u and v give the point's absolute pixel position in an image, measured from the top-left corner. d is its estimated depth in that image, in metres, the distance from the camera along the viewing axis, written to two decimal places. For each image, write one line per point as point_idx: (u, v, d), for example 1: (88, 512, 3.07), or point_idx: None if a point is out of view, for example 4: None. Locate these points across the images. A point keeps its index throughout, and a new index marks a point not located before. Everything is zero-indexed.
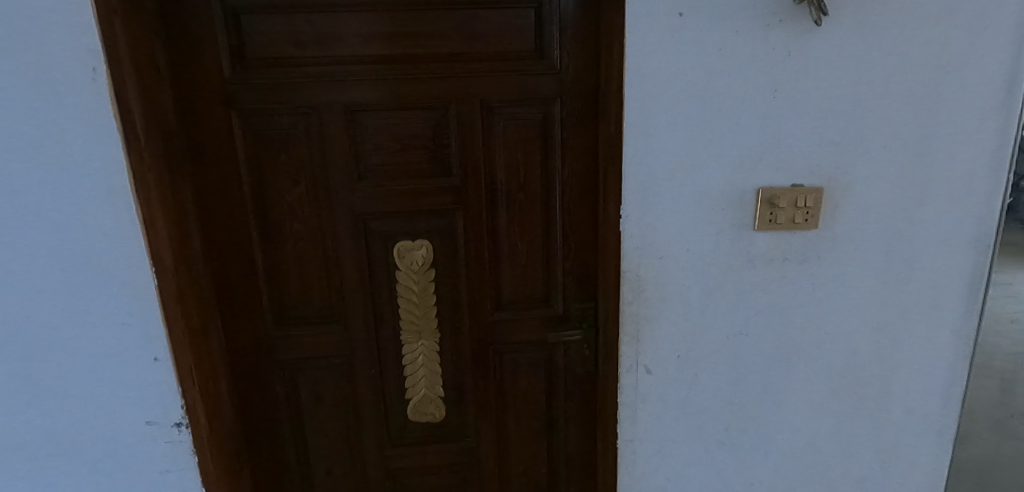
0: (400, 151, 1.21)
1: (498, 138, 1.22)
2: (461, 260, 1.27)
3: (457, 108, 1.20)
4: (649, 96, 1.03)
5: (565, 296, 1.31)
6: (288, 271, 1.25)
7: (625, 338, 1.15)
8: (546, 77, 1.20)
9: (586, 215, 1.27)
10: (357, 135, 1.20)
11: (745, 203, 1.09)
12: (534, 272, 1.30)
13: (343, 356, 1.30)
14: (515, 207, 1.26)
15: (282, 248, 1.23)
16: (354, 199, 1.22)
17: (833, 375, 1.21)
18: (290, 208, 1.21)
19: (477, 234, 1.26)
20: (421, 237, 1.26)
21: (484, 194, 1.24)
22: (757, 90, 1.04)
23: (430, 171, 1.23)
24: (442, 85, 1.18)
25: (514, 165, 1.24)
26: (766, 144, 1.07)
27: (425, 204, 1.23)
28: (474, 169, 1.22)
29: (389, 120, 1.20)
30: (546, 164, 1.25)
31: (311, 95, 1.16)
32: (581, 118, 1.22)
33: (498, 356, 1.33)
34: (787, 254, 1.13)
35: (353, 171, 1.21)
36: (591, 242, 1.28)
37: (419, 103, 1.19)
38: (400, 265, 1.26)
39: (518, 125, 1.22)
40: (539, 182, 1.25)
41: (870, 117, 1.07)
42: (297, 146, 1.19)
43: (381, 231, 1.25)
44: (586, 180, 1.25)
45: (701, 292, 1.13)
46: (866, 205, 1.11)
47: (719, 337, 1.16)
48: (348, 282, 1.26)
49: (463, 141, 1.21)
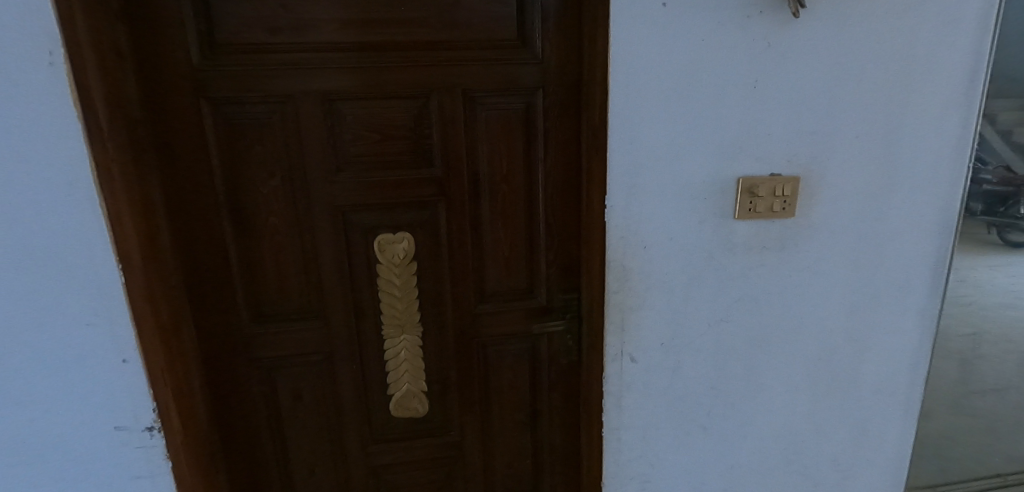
0: (380, 141, 1.18)
1: (480, 129, 1.21)
2: (444, 253, 1.25)
3: (439, 98, 1.17)
4: (634, 86, 1.04)
5: (549, 287, 1.31)
6: (264, 266, 1.20)
7: (610, 327, 1.15)
8: (529, 67, 1.19)
9: (569, 205, 1.27)
10: (335, 126, 1.16)
11: (726, 193, 1.11)
12: (517, 264, 1.29)
13: (322, 353, 1.27)
14: (498, 199, 1.25)
15: (258, 243, 1.19)
16: (334, 191, 1.18)
17: (807, 359, 1.25)
18: (266, 201, 1.17)
19: (460, 226, 1.24)
20: (402, 230, 1.23)
21: (466, 185, 1.22)
22: (737, 81, 1.06)
23: (411, 163, 1.20)
24: (423, 74, 1.16)
25: (497, 157, 1.22)
26: (747, 135, 1.08)
27: (406, 196, 1.21)
28: (456, 160, 1.20)
29: (368, 110, 1.17)
30: (529, 155, 1.24)
31: (287, 84, 1.12)
32: (564, 109, 1.22)
33: (481, 349, 1.33)
34: (766, 242, 1.15)
35: (332, 162, 1.17)
36: (574, 233, 1.28)
37: (399, 93, 1.16)
38: (380, 258, 1.23)
39: (501, 116, 1.21)
40: (522, 173, 1.24)
41: (844, 108, 1.10)
42: (272, 137, 1.14)
43: (361, 224, 1.22)
44: (569, 170, 1.25)
45: (685, 280, 1.14)
46: (841, 193, 1.14)
47: (701, 325, 1.18)
48: (327, 277, 1.22)
49: (445, 132, 1.19)
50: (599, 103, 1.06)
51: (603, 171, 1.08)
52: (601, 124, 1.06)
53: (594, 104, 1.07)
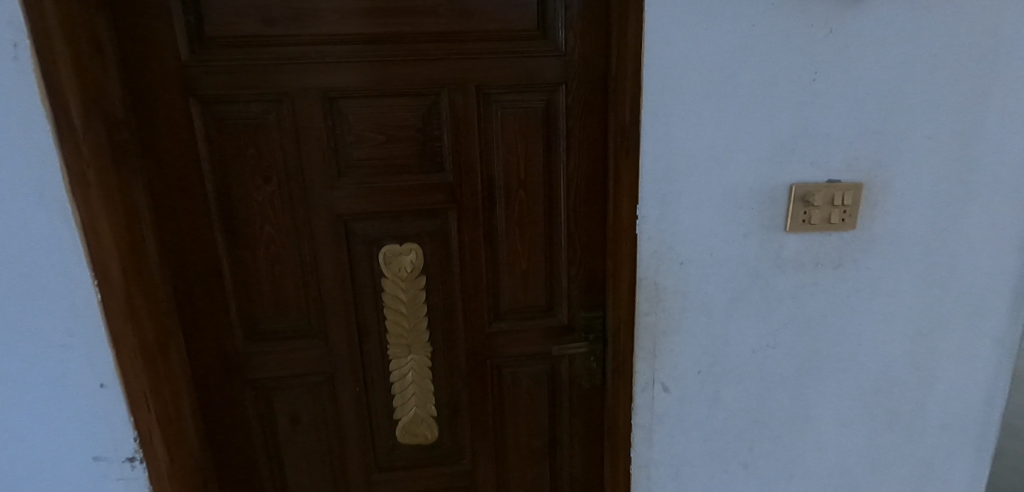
0: (386, 144, 1.07)
1: (495, 130, 1.09)
2: (455, 266, 1.14)
3: (450, 95, 1.06)
4: (671, 80, 0.90)
5: (570, 304, 1.19)
6: (260, 279, 1.11)
7: (641, 353, 1.02)
8: (550, 60, 1.07)
9: (594, 215, 1.14)
10: (336, 126, 1.06)
11: (776, 202, 0.97)
12: (535, 278, 1.17)
13: (323, 374, 1.16)
14: (516, 207, 1.13)
15: (253, 254, 1.09)
16: (335, 198, 1.08)
17: (867, 391, 1.09)
18: (260, 209, 1.07)
19: (473, 237, 1.12)
20: (409, 241, 1.12)
21: (480, 192, 1.10)
22: (791, 74, 0.92)
23: (419, 167, 1.09)
24: (432, 69, 1.04)
25: (514, 160, 1.10)
26: (801, 135, 0.94)
27: (414, 203, 1.10)
28: (469, 164, 1.09)
29: (372, 109, 1.06)
30: (550, 158, 1.12)
31: (284, 80, 1.02)
32: (589, 107, 1.09)
33: (496, 371, 1.21)
34: (821, 258, 1.00)
35: (334, 166, 1.07)
36: (598, 245, 1.16)
37: (406, 89, 1.05)
38: (386, 271, 1.13)
39: (518, 115, 1.09)
40: (542, 179, 1.12)
41: (916, 104, 0.95)
42: (267, 138, 1.04)
43: (364, 234, 1.11)
44: (593, 175, 1.12)
45: (726, 301, 1.00)
46: (909, 203, 0.99)
47: (744, 351, 1.04)
48: (328, 291, 1.12)
49: (457, 133, 1.07)
50: (630, 100, 0.93)
51: (633, 178, 0.95)
52: (632, 124, 0.93)
53: (624, 102, 0.94)
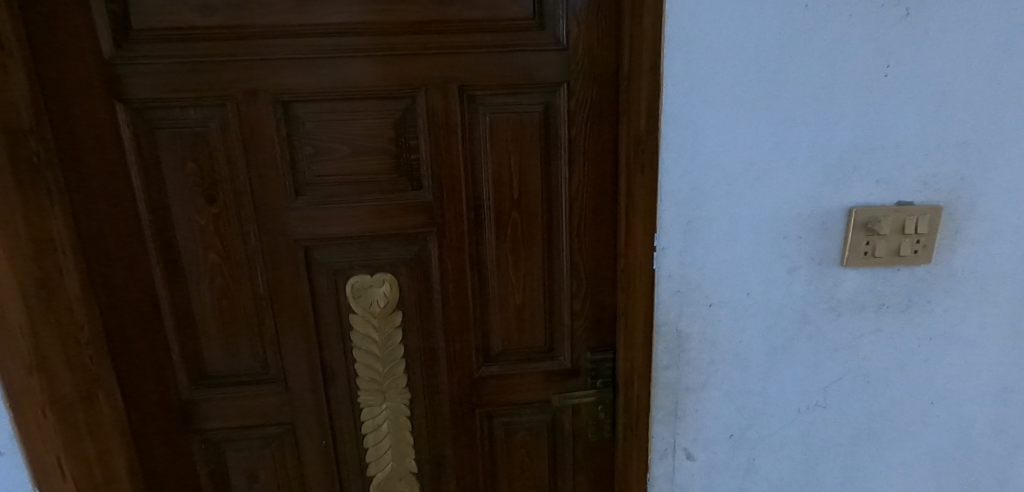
0: (353, 157, 0.90)
1: (483, 139, 0.91)
2: (437, 300, 0.96)
3: (428, 98, 0.88)
4: (700, 78, 0.71)
5: (575, 345, 1.00)
6: (206, 316, 0.94)
7: (658, 413, 0.83)
8: (550, 55, 0.88)
9: (601, 239, 0.96)
10: (293, 136, 0.88)
11: (830, 230, 0.77)
12: (532, 315, 0.99)
13: (283, 425, 0.99)
14: (509, 231, 0.94)
15: (197, 286, 0.93)
16: (292, 221, 0.90)
17: (940, 461, 0.87)
18: (204, 234, 0.90)
19: (458, 267, 0.94)
20: (382, 271, 0.95)
21: (465, 214, 0.92)
22: (852, 70, 0.72)
23: (392, 184, 0.91)
24: (407, 67, 0.86)
25: (506, 176, 0.92)
26: (863, 147, 0.75)
27: (388, 228, 0.92)
28: (452, 180, 0.91)
29: (335, 115, 0.88)
30: (549, 173, 0.93)
31: (228, 81, 0.84)
32: (597, 113, 0.91)
33: (486, 422, 1.02)
34: (886, 298, 0.80)
35: (290, 183, 0.89)
36: (607, 276, 0.98)
37: (375, 91, 0.87)
38: (355, 306, 0.95)
39: (512, 122, 0.90)
40: (540, 198, 0.94)
41: (1015, 107, 0.74)
42: (210, 150, 0.87)
43: (328, 263, 0.93)
44: (602, 193, 0.94)
45: (765, 351, 0.81)
46: (1001, 230, 0.78)
47: (788, 412, 0.84)
48: (286, 330, 0.95)
49: (435, 144, 0.89)
50: (647, 103, 0.73)
51: (652, 200, 0.75)
52: (649, 133, 0.74)
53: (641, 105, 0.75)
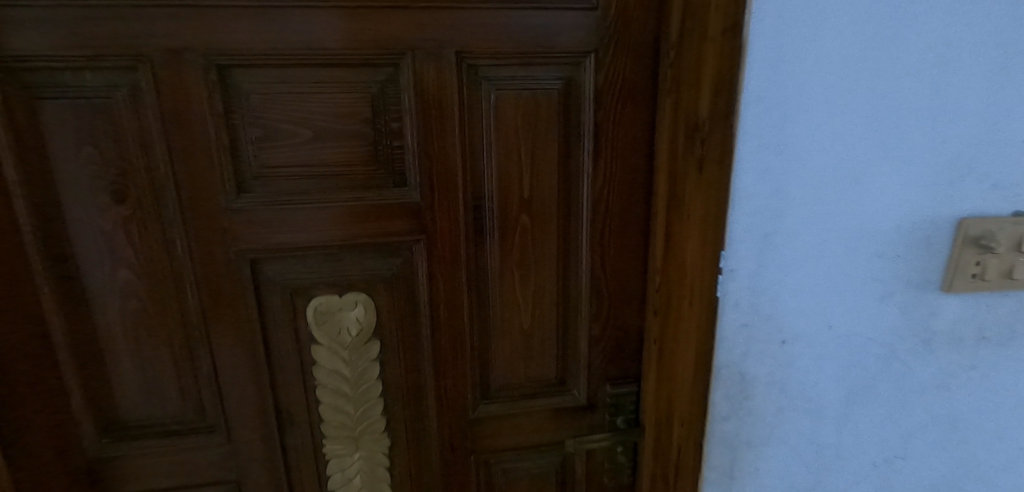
0: (315, 143, 0.68)
1: (486, 123, 0.71)
2: (425, 325, 0.76)
3: (417, 67, 0.67)
4: (793, 46, 0.54)
5: (591, 376, 0.83)
6: (119, 350, 0.71)
7: (710, 472, 0.67)
8: (574, 16, 0.69)
9: (628, 249, 0.78)
10: (233, 113, 0.65)
11: (932, 246, 0.61)
12: (541, 341, 0.80)
13: (226, 483, 0.78)
14: (516, 239, 0.75)
15: (105, 311, 0.70)
16: (233, 227, 0.68)
17: None
18: (111, 244, 0.68)
19: (451, 284, 0.75)
20: (354, 291, 0.74)
21: (463, 218, 0.73)
22: (979, 44, 0.55)
23: (367, 179, 0.70)
24: (388, 25, 0.65)
25: (515, 172, 0.73)
26: (983, 144, 0.58)
27: (363, 235, 0.71)
28: (446, 175, 0.71)
29: (291, 87, 0.66)
30: (568, 167, 0.74)
31: (140, 35, 0.61)
32: (629, 92, 0.72)
33: (482, 470, 0.84)
34: (988, 331, 0.65)
35: (230, 176, 0.67)
36: (634, 294, 0.80)
37: (346, 56, 0.65)
38: (319, 335, 0.74)
39: (523, 102, 0.70)
40: (555, 199, 0.75)
41: None
42: (118, 131, 0.64)
43: (283, 281, 0.72)
44: (631, 193, 0.76)
45: (843, 396, 0.65)
46: None
47: (862, 467, 0.69)
48: (227, 367, 0.74)
49: (425, 128, 0.69)
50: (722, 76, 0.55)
51: (720, 207, 0.57)
52: (722, 120, 0.55)
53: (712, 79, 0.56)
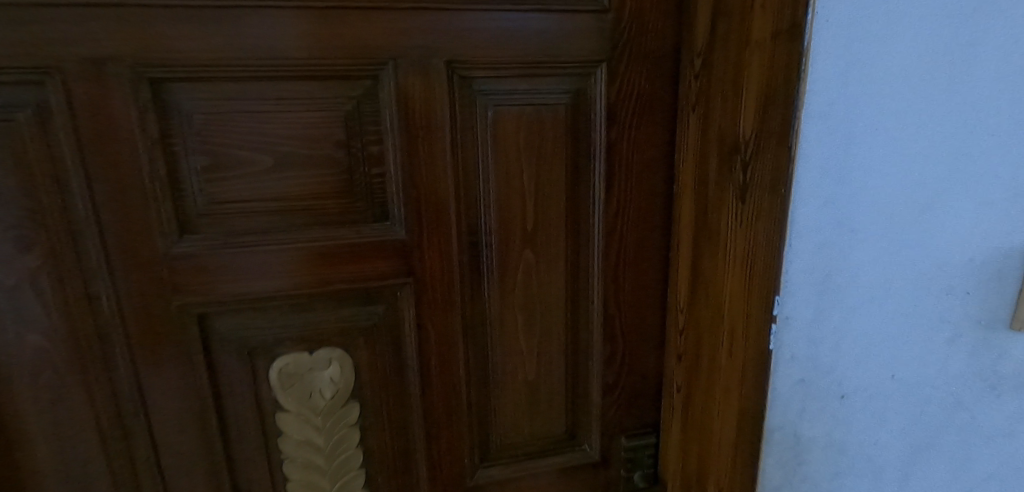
0: (277, 173, 0.56)
1: (482, 145, 0.60)
2: (414, 382, 0.64)
3: (401, 80, 0.56)
4: (858, 57, 0.46)
5: (605, 429, 0.72)
6: (31, 433, 0.57)
7: None
8: (584, 20, 0.59)
9: (645, 284, 0.68)
10: (172, 138, 0.53)
11: (1006, 277, 0.52)
12: (549, 392, 0.70)
13: None
14: (518, 278, 0.65)
15: (11, 388, 0.55)
16: (175, 278, 0.55)
17: None
18: (16, 305, 0.53)
19: (443, 333, 0.64)
20: (329, 347, 0.62)
21: (457, 256, 0.62)
22: None
23: (342, 213, 0.58)
24: (365, 29, 0.54)
25: (517, 201, 0.62)
26: None
27: (336, 281, 0.59)
28: (437, 207, 0.60)
29: (245, 105, 0.53)
30: (578, 193, 0.64)
31: (47, 42, 0.48)
32: (647, 107, 0.63)
33: None
34: None
35: (169, 215, 0.54)
36: (651, 334, 0.70)
37: (313, 67, 0.53)
38: (286, 401, 0.61)
39: (526, 120, 0.60)
40: (563, 231, 0.64)
41: None
42: (21, 163, 0.50)
43: (240, 339, 0.59)
44: (649, 221, 0.66)
45: (903, 453, 0.57)
46: None
47: None
48: (173, 445, 0.60)
49: (410, 153, 0.58)
50: (780, 90, 0.46)
51: (775, 245, 0.49)
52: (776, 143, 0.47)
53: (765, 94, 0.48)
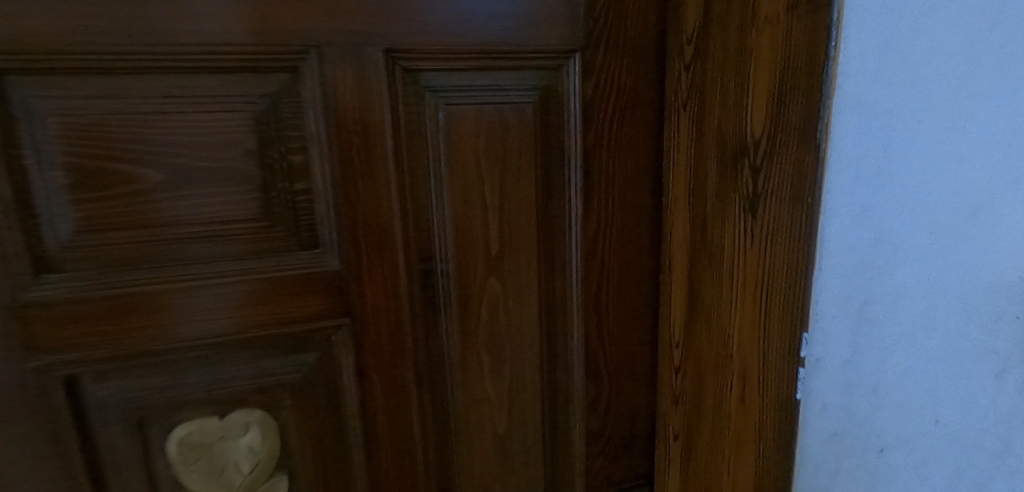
0: (171, 192, 0.44)
1: (433, 153, 0.49)
2: (357, 446, 0.52)
3: (328, 73, 0.44)
4: None
5: (590, 485, 0.62)
6: None
7: None
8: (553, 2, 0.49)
9: (633, 313, 0.58)
10: (22, 150, 0.41)
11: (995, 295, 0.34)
12: (523, 447, 0.59)
13: None
14: (483, 313, 0.54)
15: None
16: (35, 330, 0.43)
17: None
18: None
19: (392, 384, 0.52)
20: (247, 407, 0.49)
21: (407, 290, 0.50)
22: None
23: (259, 241, 0.46)
24: (278, 9, 0.42)
25: (478, 220, 0.51)
26: None
27: (252, 325, 0.47)
28: (378, 232, 0.48)
29: (120, 105, 0.41)
30: (552, 211, 0.53)
31: None
32: (629, 106, 0.53)
33: None
34: None
35: (22, 249, 0.42)
36: (641, 371, 0.60)
37: (211, 56, 0.42)
38: (190, 477, 0.49)
39: (486, 122, 0.50)
40: (535, 256, 0.54)
41: None
42: None
43: (126, 405, 0.46)
44: (636, 242, 0.56)
45: None
46: None
47: None
48: None
49: (343, 164, 0.46)
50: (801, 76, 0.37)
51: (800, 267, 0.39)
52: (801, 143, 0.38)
53: (783, 82, 0.39)
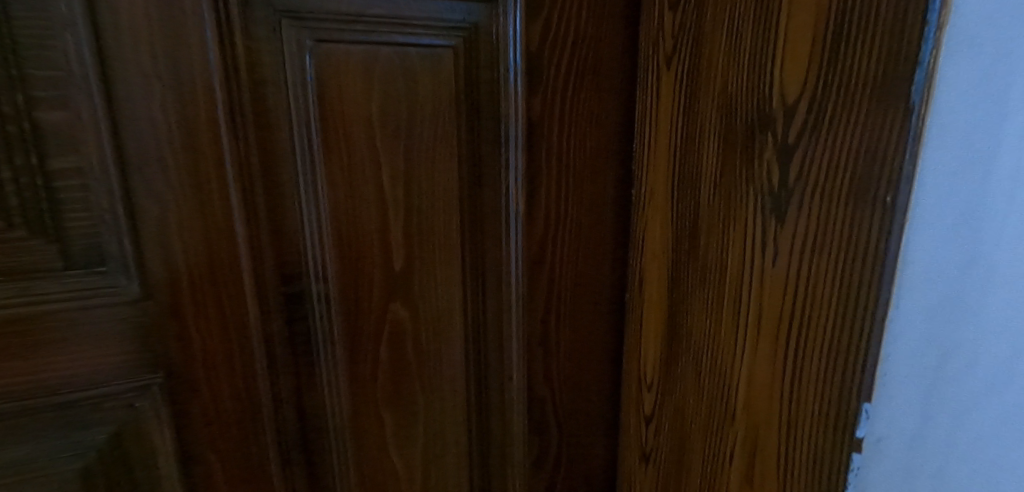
0: None
1: (297, 118, 0.32)
2: None
3: None
4: None
5: None
6: None
7: None
8: None
9: (589, 343, 0.44)
10: None
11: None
12: None
13: None
14: (383, 355, 0.38)
15: None
16: None
17: None
18: None
19: (243, 464, 0.35)
20: None
21: (261, 328, 0.33)
22: None
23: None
24: None
25: (371, 220, 0.35)
26: None
27: (42, 372, 0.29)
28: (209, 240, 0.31)
29: None
30: (485, 208, 0.37)
31: None
32: (591, 63, 0.38)
33: None
34: None
35: None
36: (599, 416, 0.46)
37: None
38: None
39: (383, 75, 0.33)
40: (460, 272, 0.38)
41: None
42: None
43: None
44: (597, 249, 0.42)
45: None
46: None
47: None
48: None
49: (138, 130, 0.28)
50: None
51: (871, 307, 0.25)
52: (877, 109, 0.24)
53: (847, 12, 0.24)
